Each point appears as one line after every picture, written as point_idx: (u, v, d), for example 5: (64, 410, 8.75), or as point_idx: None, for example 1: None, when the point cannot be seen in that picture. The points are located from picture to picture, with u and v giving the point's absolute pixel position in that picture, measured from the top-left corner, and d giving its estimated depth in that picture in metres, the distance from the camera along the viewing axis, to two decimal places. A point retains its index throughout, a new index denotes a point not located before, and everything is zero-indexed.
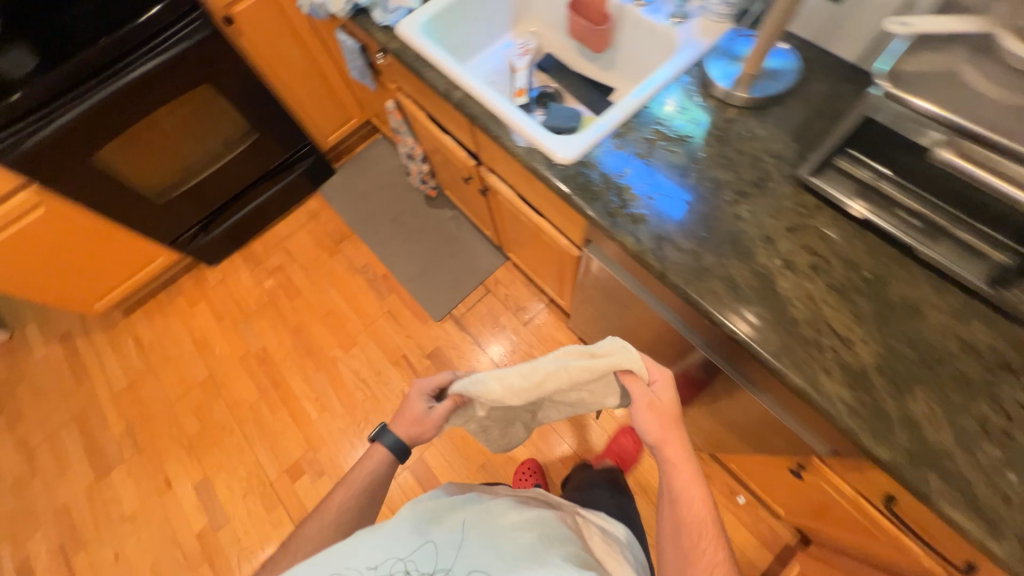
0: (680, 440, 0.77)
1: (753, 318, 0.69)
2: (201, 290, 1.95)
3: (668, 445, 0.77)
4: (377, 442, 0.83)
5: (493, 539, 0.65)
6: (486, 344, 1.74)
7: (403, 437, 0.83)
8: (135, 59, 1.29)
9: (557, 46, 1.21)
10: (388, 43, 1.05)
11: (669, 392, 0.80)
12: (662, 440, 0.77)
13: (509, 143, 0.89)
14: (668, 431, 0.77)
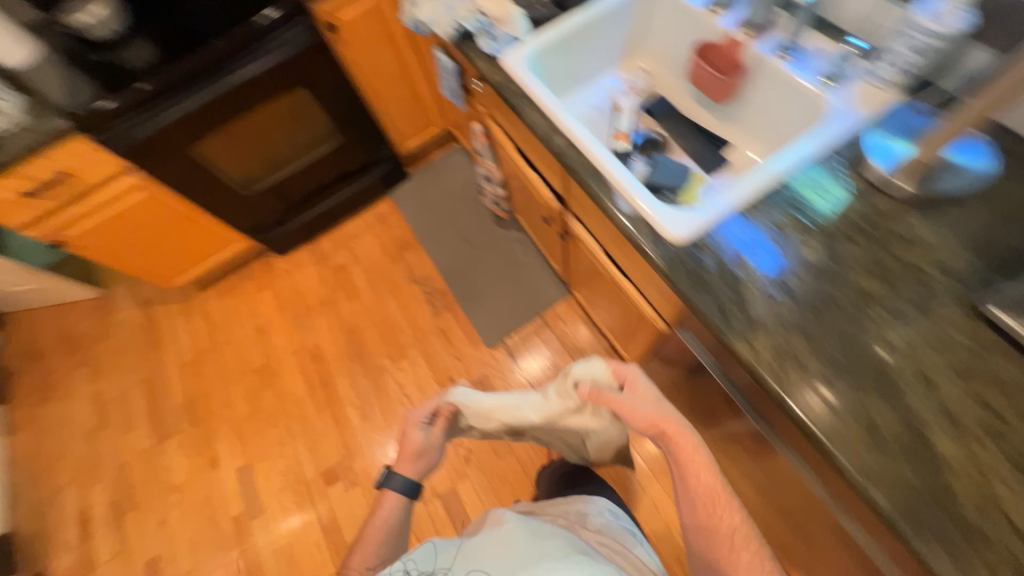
0: (663, 412, 0.78)
1: (829, 396, 0.61)
2: (269, 277, 2.01)
3: (657, 425, 0.77)
4: (385, 487, 0.90)
5: (488, 539, 0.73)
6: (521, 358, 1.69)
7: (409, 474, 0.91)
8: (242, 60, 1.32)
9: (671, 88, 1.10)
10: (490, 75, 0.99)
11: (643, 381, 0.84)
12: (656, 427, 0.76)
13: (610, 206, 0.80)
14: (655, 417, 0.77)
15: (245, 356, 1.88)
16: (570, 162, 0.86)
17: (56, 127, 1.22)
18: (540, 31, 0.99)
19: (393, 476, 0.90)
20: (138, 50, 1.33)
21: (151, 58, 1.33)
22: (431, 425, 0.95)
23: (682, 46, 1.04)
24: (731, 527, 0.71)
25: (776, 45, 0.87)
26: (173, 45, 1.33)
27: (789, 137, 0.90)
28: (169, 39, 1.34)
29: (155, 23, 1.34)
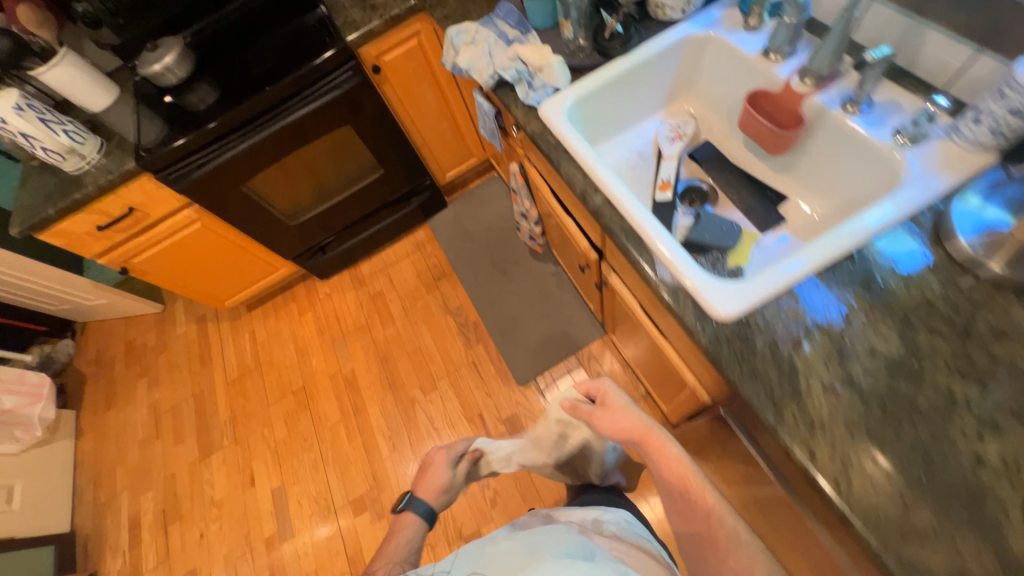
0: (632, 414, 0.83)
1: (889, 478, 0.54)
2: (310, 301, 2.09)
3: (627, 426, 0.82)
4: (405, 511, 0.93)
5: (488, 551, 0.71)
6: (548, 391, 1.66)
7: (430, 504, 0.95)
8: (293, 104, 1.38)
9: (721, 133, 1.03)
10: (527, 124, 0.96)
11: (616, 392, 0.90)
12: (628, 431, 0.81)
13: (650, 274, 0.75)
14: (627, 424, 0.82)
15: (285, 377, 1.94)
16: (608, 221, 0.81)
17: (126, 167, 1.32)
18: (580, 80, 0.96)
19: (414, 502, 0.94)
20: (202, 91, 1.41)
21: (212, 98, 1.40)
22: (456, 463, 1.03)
23: (733, 91, 0.97)
24: (710, 512, 0.71)
25: (842, 96, 0.79)
26: (230, 86, 1.40)
27: (854, 195, 0.81)
28: (228, 81, 1.42)
29: (221, 68, 1.44)
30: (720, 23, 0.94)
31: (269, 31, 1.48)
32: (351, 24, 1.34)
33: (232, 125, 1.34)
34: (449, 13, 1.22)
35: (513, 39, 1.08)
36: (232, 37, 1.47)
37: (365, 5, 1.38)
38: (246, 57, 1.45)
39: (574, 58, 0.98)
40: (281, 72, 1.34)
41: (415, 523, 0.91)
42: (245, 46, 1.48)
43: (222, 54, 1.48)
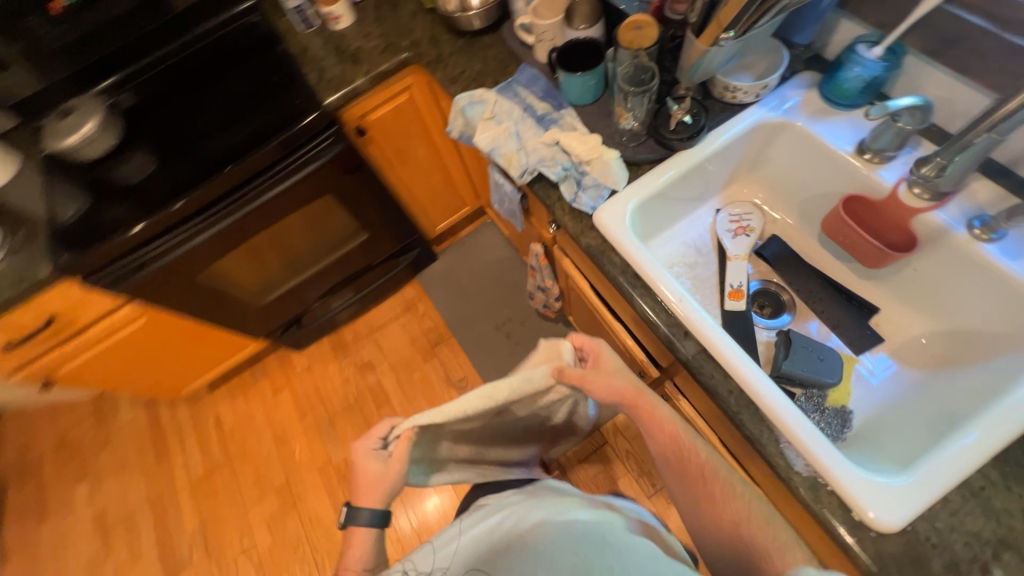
0: (622, 373, 0.68)
1: None
2: (286, 376, 1.81)
3: (616, 389, 0.65)
4: (350, 528, 0.66)
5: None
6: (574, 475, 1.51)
7: (375, 506, 0.66)
8: (259, 180, 1.12)
9: (789, 228, 0.90)
10: (580, 236, 0.79)
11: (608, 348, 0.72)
12: (617, 393, 0.65)
13: (775, 457, 0.61)
14: (614, 381, 0.66)
15: (265, 473, 1.68)
16: (708, 378, 0.66)
17: (40, 276, 1.02)
18: (639, 178, 0.80)
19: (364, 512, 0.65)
20: (135, 162, 1.10)
21: (148, 168, 1.09)
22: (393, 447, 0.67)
23: (810, 184, 0.84)
24: (712, 470, 0.61)
25: (964, 217, 0.68)
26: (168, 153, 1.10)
27: (972, 324, 0.71)
28: (167, 145, 1.11)
29: (159, 129, 1.13)
30: (797, 108, 0.80)
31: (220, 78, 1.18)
32: (329, 83, 1.10)
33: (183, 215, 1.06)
34: (455, 76, 1.01)
35: (547, 116, 0.89)
36: (175, 90, 1.18)
37: (342, 56, 1.12)
38: (192, 114, 1.14)
39: (631, 150, 0.81)
40: (240, 144, 1.07)
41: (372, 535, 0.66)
42: (188, 100, 1.17)
43: (163, 113, 1.16)
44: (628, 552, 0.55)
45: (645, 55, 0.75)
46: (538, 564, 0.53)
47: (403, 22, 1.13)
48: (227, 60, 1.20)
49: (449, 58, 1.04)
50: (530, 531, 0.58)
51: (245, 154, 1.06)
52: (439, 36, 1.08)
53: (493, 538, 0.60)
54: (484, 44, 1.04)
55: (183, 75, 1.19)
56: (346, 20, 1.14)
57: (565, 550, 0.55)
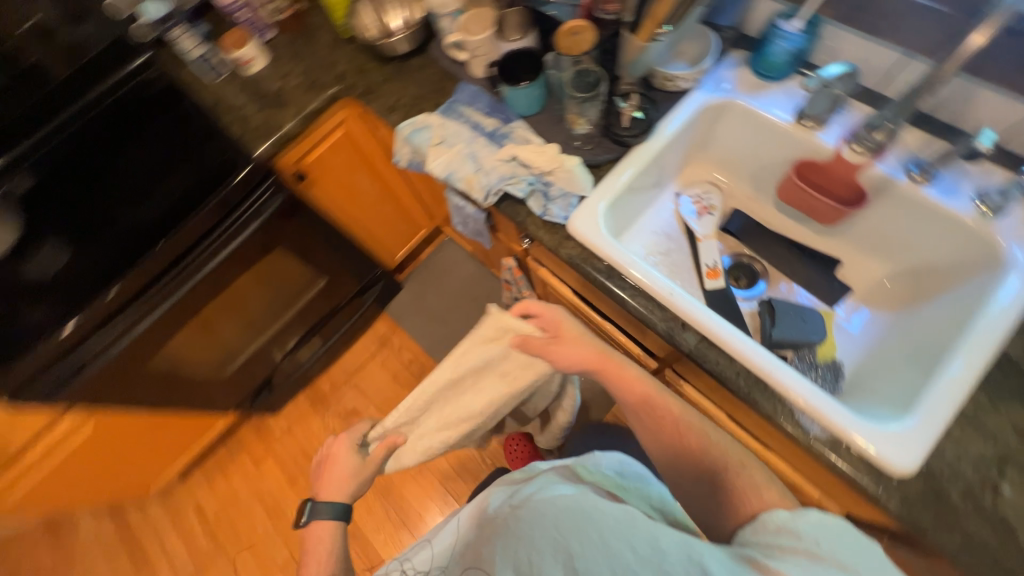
0: (588, 343, 0.80)
1: None
2: (266, 444, 1.68)
3: (583, 356, 0.78)
4: (313, 522, 0.81)
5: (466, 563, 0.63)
6: None
7: (339, 500, 0.84)
8: (199, 250, 1.02)
9: (747, 200, 0.94)
10: (559, 248, 0.78)
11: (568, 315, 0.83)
12: (584, 358, 0.78)
13: (792, 427, 0.63)
14: (584, 350, 0.79)
15: (265, 553, 1.55)
16: (714, 365, 0.67)
17: None
18: (604, 180, 0.80)
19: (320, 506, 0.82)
20: (46, 256, 0.96)
21: (60, 260, 0.95)
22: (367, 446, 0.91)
23: (759, 156, 0.87)
24: (680, 414, 0.72)
25: (902, 166, 0.73)
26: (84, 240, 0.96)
27: (925, 260, 0.77)
28: (79, 232, 0.97)
29: (68, 213, 0.99)
30: (734, 86, 0.83)
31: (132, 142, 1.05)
32: (257, 132, 1.02)
33: (122, 304, 0.96)
34: (392, 104, 0.97)
35: (497, 131, 0.88)
36: (82, 162, 1.03)
37: (264, 101, 1.05)
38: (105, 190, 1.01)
39: (590, 152, 0.81)
40: (169, 214, 0.97)
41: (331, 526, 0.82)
42: (99, 173, 1.03)
43: (72, 192, 1.01)
44: (606, 515, 0.55)
45: (587, 60, 0.76)
46: (521, 534, 0.57)
47: (323, 55, 1.07)
48: (139, 120, 1.07)
49: (382, 86, 0.99)
50: (514, 517, 0.60)
51: (178, 226, 0.97)
52: (366, 64, 1.03)
53: (481, 532, 0.65)
54: (416, 66, 1.00)
55: (91, 144, 1.05)
56: (260, 61, 1.06)
57: (547, 528, 0.56)
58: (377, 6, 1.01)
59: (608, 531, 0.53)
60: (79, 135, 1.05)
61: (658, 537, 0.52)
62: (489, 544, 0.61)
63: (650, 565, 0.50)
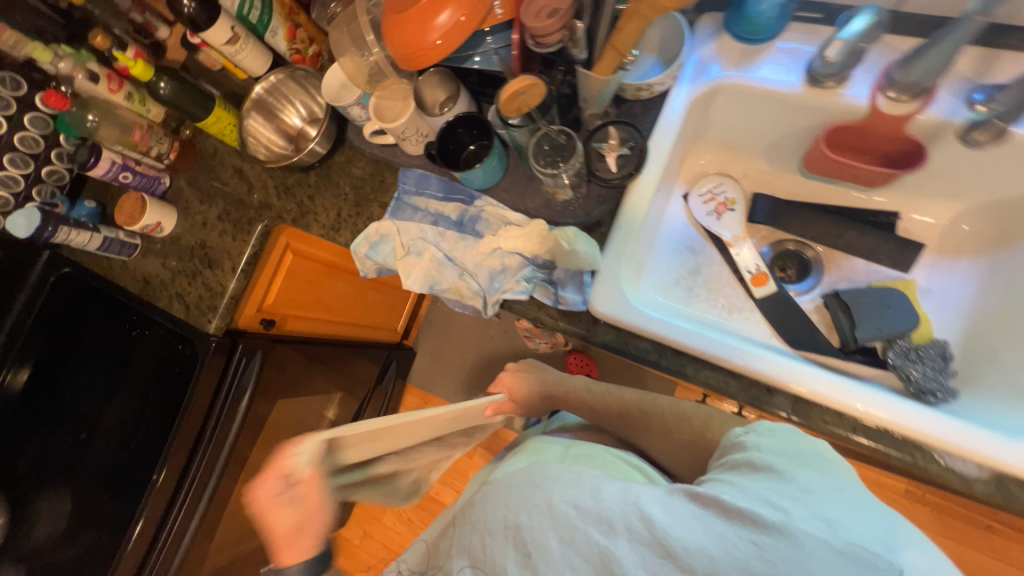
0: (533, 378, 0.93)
1: None
2: (351, 555, 1.64)
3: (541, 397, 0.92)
4: None
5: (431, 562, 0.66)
6: None
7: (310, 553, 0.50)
8: (200, 453, 0.88)
9: (768, 177, 0.79)
10: (591, 338, 0.65)
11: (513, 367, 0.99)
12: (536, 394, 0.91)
13: (936, 467, 0.55)
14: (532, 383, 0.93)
15: None
16: (822, 425, 0.59)
17: None
18: (613, 240, 0.66)
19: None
20: (49, 515, 0.93)
21: (67, 516, 0.93)
22: (299, 481, 0.49)
23: (770, 131, 0.72)
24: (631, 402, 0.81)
25: (960, 98, 0.59)
26: (104, 498, 0.91)
27: (1011, 192, 0.64)
28: (84, 489, 0.93)
29: (55, 457, 0.95)
30: (720, 65, 0.67)
31: (81, 356, 0.98)
32: (200, 307, 0.87)
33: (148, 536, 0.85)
34: (335, 223, 0.81)
35: (464, 218, 0.74)
36: (31, 399, 0.95)
37: (192, 265, 0.89)
38: (78, 423, 0.95)
39: (583, 210, 0.66)
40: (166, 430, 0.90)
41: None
42: (61, 404, 0.96)
43: (43, 435, 0.95)
44: (545, 485, 0.58)
45: (541, 125, 0.63)
46: (474, 517, 0.61)
47: (232, 187, 0.90)
48: (64, 328, 0.97)
49: (313, 203, 0.84)
50: (476, 508, 0.63)
51: (167, 439, 0.88)
52: (285, 182, 0.86)
53: (449, 527, 0.69)
54: (341, 165, 0.83)
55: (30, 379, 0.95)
56: (168, 221, 0.90)
57: (500, 507, 0.59)
58: (268, 111, 0.83)
59: (551, 496, 0.56)
60: (12, 363, 0.93)
61: (602, 489, 0.55)
62: (458, 530, 0.63)
63: (598, 515, 0.52)
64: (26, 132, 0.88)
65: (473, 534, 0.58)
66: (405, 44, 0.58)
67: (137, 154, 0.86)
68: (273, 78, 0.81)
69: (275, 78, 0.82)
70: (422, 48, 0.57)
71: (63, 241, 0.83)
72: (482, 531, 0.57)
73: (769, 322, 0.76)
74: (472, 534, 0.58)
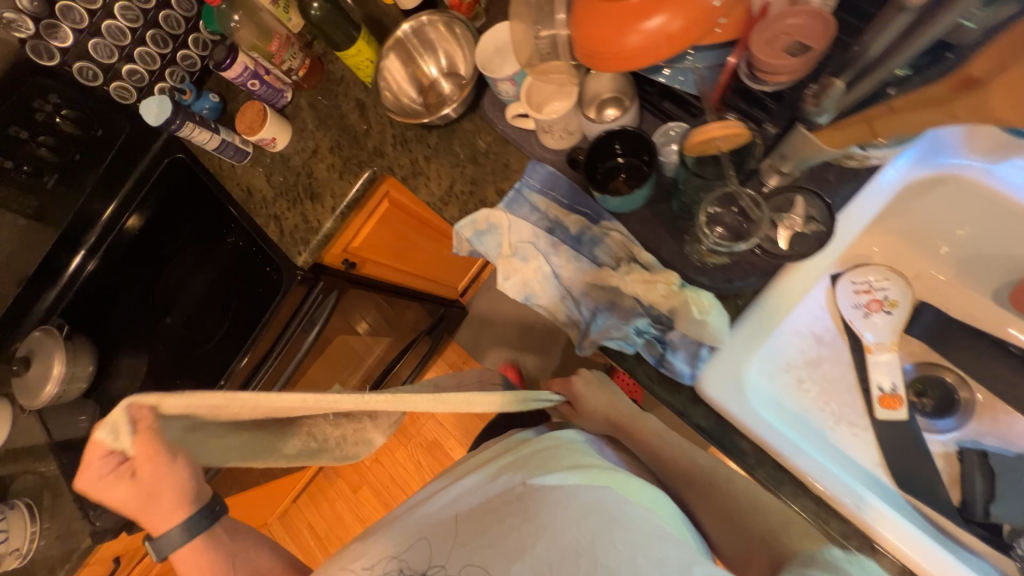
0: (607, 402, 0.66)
1: None
2: (360, 473, 1.76)
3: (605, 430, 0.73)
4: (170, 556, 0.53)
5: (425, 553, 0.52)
6: None
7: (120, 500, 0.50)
8: (267, 366, 0.90)
9: (947, 288, 0.67)
10: (687, 415, 0.59)
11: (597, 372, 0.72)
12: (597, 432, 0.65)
13: None
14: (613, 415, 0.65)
15: None
16: None
17: (82, 546, 0.89)
18: (747, 318, 0.58)
19: (165, 544, 0.52)
20: (126, 372, 0.99)
21: (141, 377, 0.98)
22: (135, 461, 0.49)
23: (980, 242, 0.60)
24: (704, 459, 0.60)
25: None
26: (174, 368, 0.96)
27: None
28: (156, 358, 0.99)
29: (140, 316, 1.00)
30: (960, 151, 0.55)
31: (179, 232, 1.00)
32: (293, 235, 0.86)
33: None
34: (445, 194, 0.76)
35: (583, 236, 0.67)
36: (133, 250, 0.99)
37: (295, 192, 0.88)
38: (167, 293, 1.00)
39: (722, 273, 0.59)
40: (244, 331, 0.93)
41: (200, 545, 0.54)
42: (158, 268, 1.01)
43: (131, 290, 1.00)
44: (626, 524, 0.49)
45: (734, 186, 0.54)
46: (524, 523, 0.49)
47: (351, 122, 0.86)
48: (173, 199, 0.99)
49: (429, 165, 0.78)
50: (523, 503, 0.52)
51: (245, 340, 0.91)
52: (404, 134, 0.81)
53: (456, 518, 0.54)
54: (468, 134, 0.77)
55: (137, 230, 0.99)
56: (282, 138, 0.88)
57: (569, 530, 0.48)
58: (407, 54, 0.76)
59: (633, 547, 0.47)
60: (134, 207, 0.98)
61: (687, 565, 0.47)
62: (498, 522, 0.51)
63: None
64: (170, 11, 0.87)
65: (529, 546, 0.48)
66: (596, 39, 0.49)
67: (269, 64, 0.84)
68: (423, 19, 0.73)
69: (426, 18, 0.73)
70: (610, 50, 0.49)
71: (186, 136, 0.83)
72: (548, 544, 0.47)
73: (879, 447, 0.66)
74: (522, 538, 0.48)
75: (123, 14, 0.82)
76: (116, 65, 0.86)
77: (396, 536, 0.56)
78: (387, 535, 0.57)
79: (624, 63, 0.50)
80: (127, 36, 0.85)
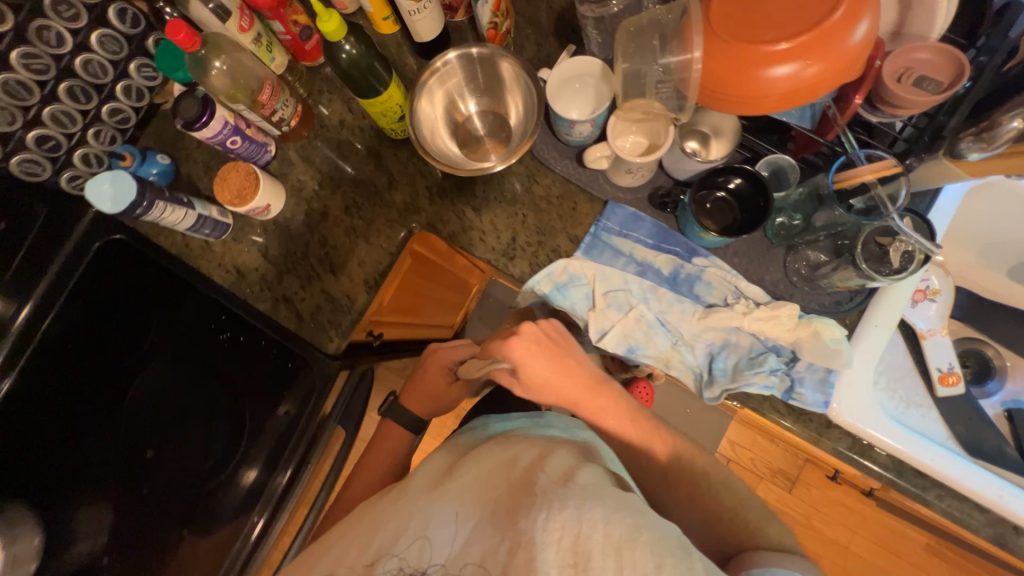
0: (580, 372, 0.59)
1: None
2: None
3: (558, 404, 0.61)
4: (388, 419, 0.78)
5: (424, 535, 0.46)
6: None
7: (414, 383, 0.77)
8: (307, 471, 0.71)
9: (973, 272, 0.77)
10: (822, 440, 0.60)
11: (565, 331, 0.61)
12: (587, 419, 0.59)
13: None
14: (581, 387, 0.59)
15: None
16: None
17: None
18: (863, 336, 0.59)
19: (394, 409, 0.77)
20: (88, 530, 0.69)
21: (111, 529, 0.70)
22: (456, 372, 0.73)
23: (1004, 231, 0.70)
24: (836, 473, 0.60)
25: None
26: (179, 506, 0.72)
27: None
28: (137, 506, 0.71)
29: (107, 457, 0.71)
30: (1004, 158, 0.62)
31: (148, 332, 0.74)
32: (317, 319, 0.71)
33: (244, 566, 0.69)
34: (508, 248, 0.68)
35: (679, 275, 0.64)
36: (72, 358, 0.70)
37: (305, 264, 0.72)
38: (138, 418, 0.73)
39: (830, 297, 0.60)
40: (279, 437, 0.74)
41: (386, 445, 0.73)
42: (121, 386, 0.73)
43: (76, 428, 0.70)
44: (651, 523, 0.42)
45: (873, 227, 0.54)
46: (518, 510, 0.44)
47: (367, 175, 0.73)
48: (125, 279, 0.73)
49: (480, 218, 0.69)
50: (516, 490, 0.47)
51: (283, 446, 0.73)
52: (442, 185, 0.71)
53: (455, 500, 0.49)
54: (522, 179, 0.69)
55: (70, 341, 0.70)
56: (277, 203, 0.72)
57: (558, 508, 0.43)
58: (440, 91, 0.65)
59: (633, 521, 0.41)
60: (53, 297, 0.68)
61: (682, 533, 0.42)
62: (501, 510, 0.46)
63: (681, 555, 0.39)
64: (92, 55, 0.65)
65: (538, 538, 0.42)
66: (721, 79, 0.46)
67: (255, 116, 0.66)
68: (473, 51, 0.62)
69: (475, 51, 0.63)
70: (733, 87, 0.46)
71: (152, 217, 0.64)
72: (560, 548, 0.40)
73: (945, 423, 0.72)
74: (529, 543, 0.42)
75: (25, 65, 0.60)
76: (17, 132, 0.63)
77: (385, 523, 0.49)
78: (377, 519, 0.50)
79: (746, 113, 0.49)
80: (34, 93, 0.62)
